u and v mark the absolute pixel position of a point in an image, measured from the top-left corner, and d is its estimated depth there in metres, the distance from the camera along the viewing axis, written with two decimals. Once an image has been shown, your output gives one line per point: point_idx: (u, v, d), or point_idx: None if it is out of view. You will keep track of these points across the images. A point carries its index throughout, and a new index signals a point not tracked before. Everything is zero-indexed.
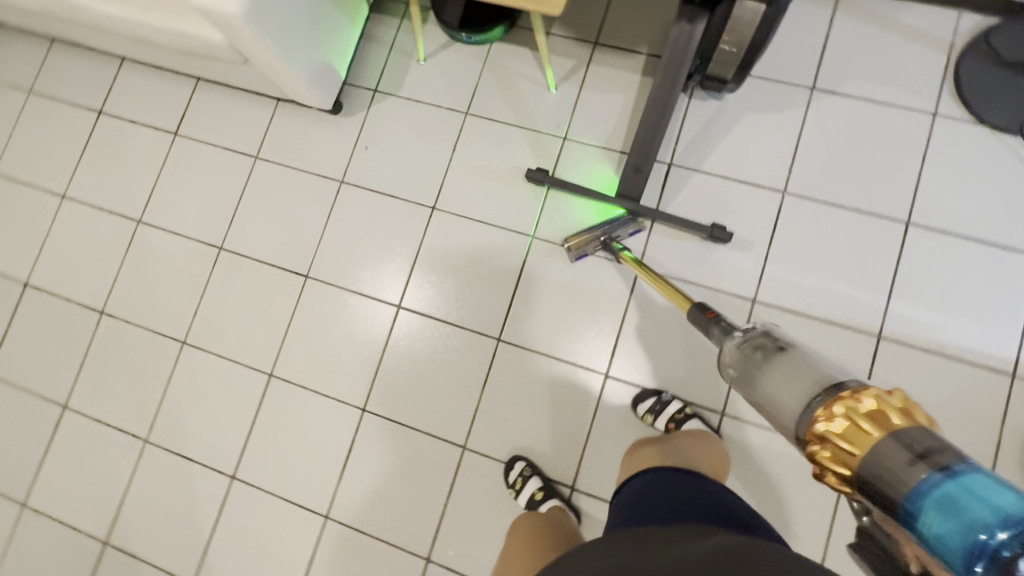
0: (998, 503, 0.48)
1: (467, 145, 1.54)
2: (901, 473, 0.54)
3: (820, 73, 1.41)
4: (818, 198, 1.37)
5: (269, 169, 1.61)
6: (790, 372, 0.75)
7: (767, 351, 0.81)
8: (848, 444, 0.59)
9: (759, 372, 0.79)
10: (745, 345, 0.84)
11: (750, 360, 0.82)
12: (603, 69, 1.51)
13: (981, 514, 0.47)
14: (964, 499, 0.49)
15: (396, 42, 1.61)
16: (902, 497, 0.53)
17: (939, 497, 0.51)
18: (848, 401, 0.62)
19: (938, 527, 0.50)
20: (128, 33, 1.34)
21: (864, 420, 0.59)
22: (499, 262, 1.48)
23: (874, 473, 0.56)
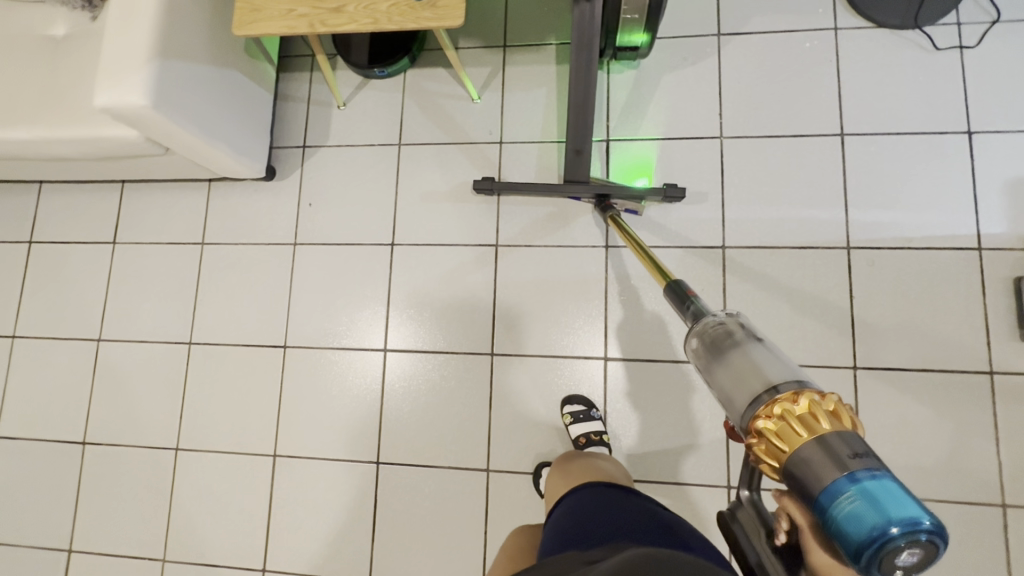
0: (903, 510, 0.47)
1: (408, 175, 1.53)
2: (821, 475, 0.51)
3: (721, 18, 1.46)
4: (754, 134, 1.40)
5: (219, 252, 1.58)
6: (745, 375, 0.60)
7: (725, 340, 0.65)
8: (778, 443, 0.54)
9: (713, 367, 0.64)
10: (701, 332, 0.68)
11: (704, 349, 0.67)
12: (519, 68, 1.53)
13: (872, 519, 0.47)
14: (870, 504, 0.48)
15: (312, 94, 1.60)
16: (818, 495, 0.51)
17: (850, 496, 0.49)
18: (781, 398, 0.55)
19: (844, 518, 0.49)
20: (39, 152, 1.31)
21: (798, 422, 0.53)
22: (471, 278, 1.47)
23: (800, 475, 0.52)
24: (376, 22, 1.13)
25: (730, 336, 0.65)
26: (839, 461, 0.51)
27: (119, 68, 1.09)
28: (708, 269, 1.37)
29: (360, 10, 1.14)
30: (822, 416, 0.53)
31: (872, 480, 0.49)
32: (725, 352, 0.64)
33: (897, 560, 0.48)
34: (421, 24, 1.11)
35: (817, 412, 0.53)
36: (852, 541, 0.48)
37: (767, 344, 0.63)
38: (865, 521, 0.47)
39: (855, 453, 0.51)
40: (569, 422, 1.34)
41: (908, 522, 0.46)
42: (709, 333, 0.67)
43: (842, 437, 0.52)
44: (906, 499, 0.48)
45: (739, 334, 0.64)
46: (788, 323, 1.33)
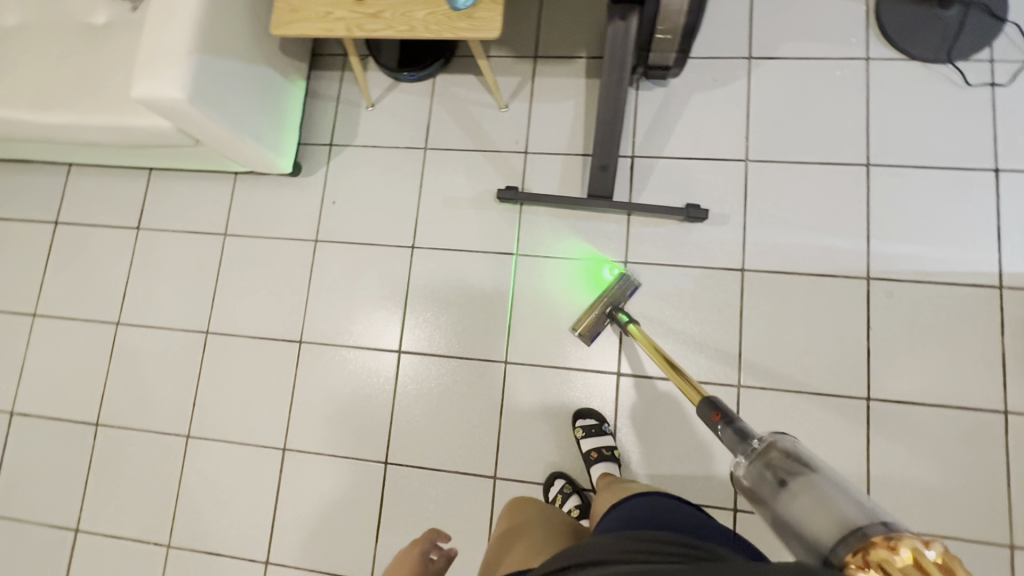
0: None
1: (432, 180, 1.54)
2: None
3: (753, 42, 1.47)
4: (779, 159, 1.41)
5: (241, 244, 1.59)
6: (812, 506, 0.69)
7: (789, 472, 0.75)
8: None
9: (780, 500, 0.74)
10: (760, 462, 0.80)
11: (768, 483, 0.77)
12: (548, 80, 1.55)
13: None
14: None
15: (342, 94, 1.62)
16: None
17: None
18: (878, 543, 0.60)
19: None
20: (72, 138, 1.32)
21: (902, 573, 0.57)
22: (490, 285, 1.48)
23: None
24: (413, 29, 1.13)
25: (793, 467, 0.76)
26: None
27: (158, 61, 1.10)
28: (726, 291, 1.38)
29: (397, 16, 1.14)
30: (930, 570, 0.56)
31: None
32: (791, 485, 0.74)
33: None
34: (458, 34, 1.12)
35: (923, 565, 0.57)
36: None
37: (828, 474, 0.74)
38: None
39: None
40: (580, 436, 1.35)
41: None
42: (771, 466, 0.78)
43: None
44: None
45: (801, 467, 0.75)
46: (804, 350, 1.33)
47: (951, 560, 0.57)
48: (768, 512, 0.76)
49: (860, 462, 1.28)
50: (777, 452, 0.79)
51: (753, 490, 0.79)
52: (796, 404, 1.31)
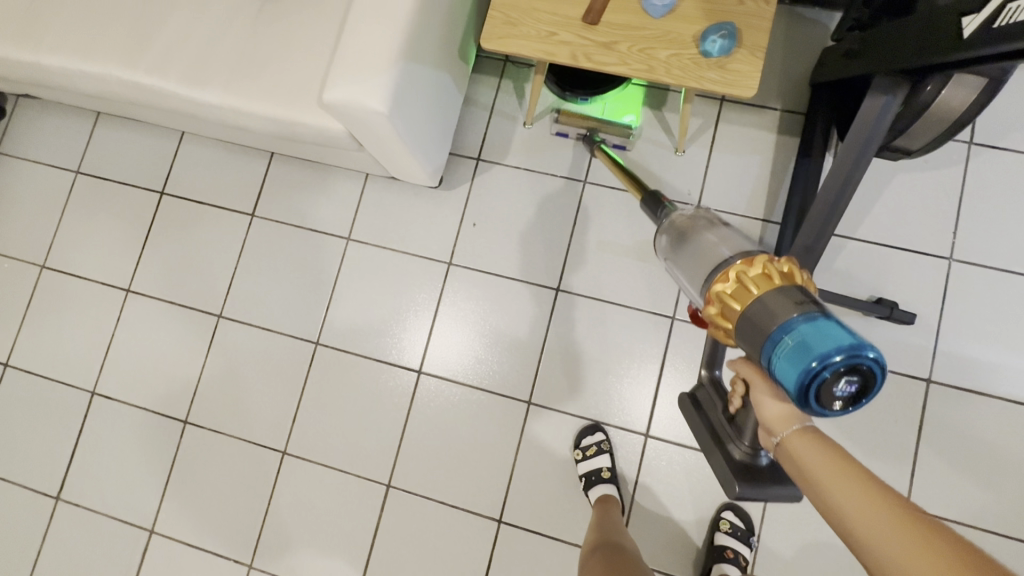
0: (844, 339, 0.52)
1: (589, 219, 1.41)
2: (774, 317, 0.55)
3: (977, 125, 1.31)
4: (987, 265, 1.27)
5: (365, 252, 1.46)
6: (715, 241, 0.68)
7: (695, 226, 0.73)
8: (734, 302, 0.59)
9: (685, 245, 0.72)
10: (675, 223, 0.76)
11: (674, 240, 0.75)
12: (733, 128, 1.39)
13: (823, 346, 0.52)
14: (815, 333, 0.53)
15: (496, 104, 1.47)
16: (763, 345, 0.56)
17: (794, 334, 0.54)
18: (735, 266, 0.61)
19: (784, 359, 0.54)
20: (222, 120, 1.19)
21: (751, 281, 0.58)
22: (636, 345, 1.36)
23: (755, 325, 0.57)
24: (651, 70, 0.98)
25: (700, 224, 0.73)
26: (793, 302, 0.55)
27: (360, 64, 0.96)
28: (905, 400, 1.25)
29: (634, 51, 0.99)
30: (772, 278, 0.58)
31: (811, 322, 0.54)
32: (692, 236, 0.72)
33: (834, 389, 0.53)
34: (706, 85, 0.97)
35: (768, 274, 0.58)
36: (795, 369, 0.53)
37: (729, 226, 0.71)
38: (805, 353, 0.53)
39: (807, 299, 0.56)
40: (725, 530, 1.24)
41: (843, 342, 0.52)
42: (678, 227, 0.76)
43: (794, 290, 0.57)
44: (845, 333, 0.53)
45: (710, 220, 0.73)
46: (982, 479, 1.22)
47: (791, 267, 0.59)
48: (671, 257, 0.75)
49: None
50: (689, 214, 0.77)
51: (663, 252, 0.79)
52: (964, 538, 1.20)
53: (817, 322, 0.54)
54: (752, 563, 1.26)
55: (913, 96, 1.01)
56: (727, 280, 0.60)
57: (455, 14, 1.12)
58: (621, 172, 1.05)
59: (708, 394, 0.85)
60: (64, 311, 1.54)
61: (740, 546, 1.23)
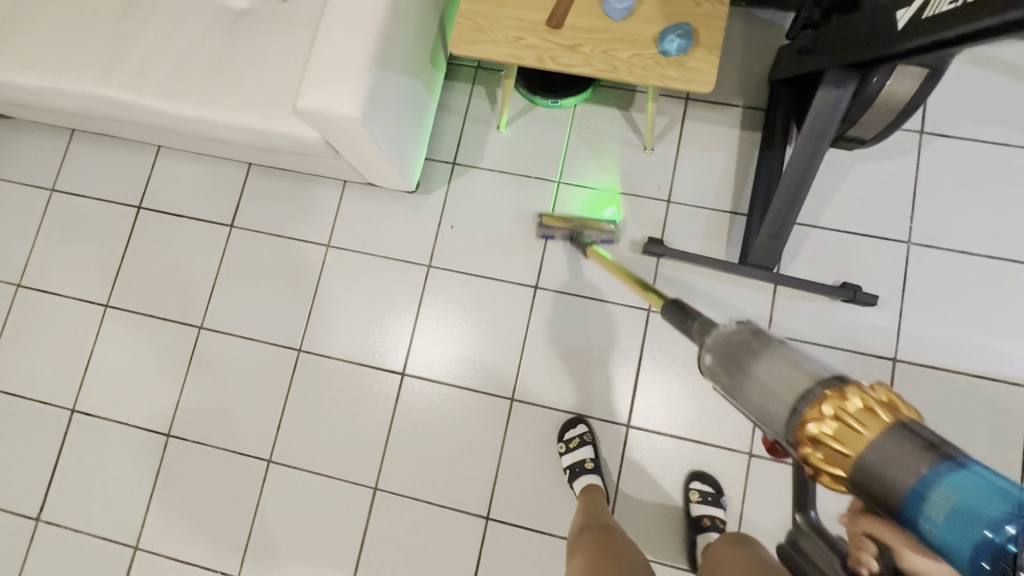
0: (1007, 493, 0.43)
1: (563, 218, 1.45)
2: (909, 470, 0.46)
3: (927, 115, 1.38)
4: (943, 247, 1.33)
5: (345, 258, 1.48)
6: (775, 372, 0.57)
7: (741, 347, 0.61)
8: (849, 442, 0.48)
9: (741, 373, 0.60)
10: (718, 345, 0.65)
11: (721, 360, 0.63)
12: (698, 125, 1.44)
13: (990, 510, 0.43)
14: (969, 494, 0.44)
15: (470, 110, 1.51)
16: (906, 503, 0.46)
17: (944, 496, 0.44)
18: (828, 398, 0.51)
19: (941, 525, 0.44)
20: (198, 132, 1.20)
21: (854, 424, 0.49)
22: (614, 340, 1.39)
23: (886, 478, 0.47)
24: (614, 70, 1.03)
25: (745, 340, 0.62)
26: (923, 448, 0.46)
27: (331, 73, 0.98)
28: (874, 380, 1.30)
29: (597, 53, 1.03)
30: (879, 412, 0.49)
31: (956, 476, 0.45)
32: (747, 353, 0.60)
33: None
34: (667, 83, 1.01)
35: (875, 408, 0.49)
36: (964, 545, 0.43)
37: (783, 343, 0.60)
38: (967, 519, 0.43)
39: (937, 439, 0.47)
40: (697, 500, 1.28)
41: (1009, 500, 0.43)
42: (722, 342, 0.65)
43: (916, 430, 0.48)
44: (1001, 482, 0.44)
45: (759, 334, 0.62)
46: None
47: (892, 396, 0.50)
48: (725, 388, 0.63)
49: None
50: (729, 329, 0.66)
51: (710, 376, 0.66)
52: None
53: (966, 471, 0.45)
54: None
55: (861, 89, 1.06)
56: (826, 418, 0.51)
57: (425, 22, 1.15)
58: (628, 279, 1.02)
59: (817, 544, 0.69)
60: (41, 329, 1.52)
61: (712, 512, 1.27)
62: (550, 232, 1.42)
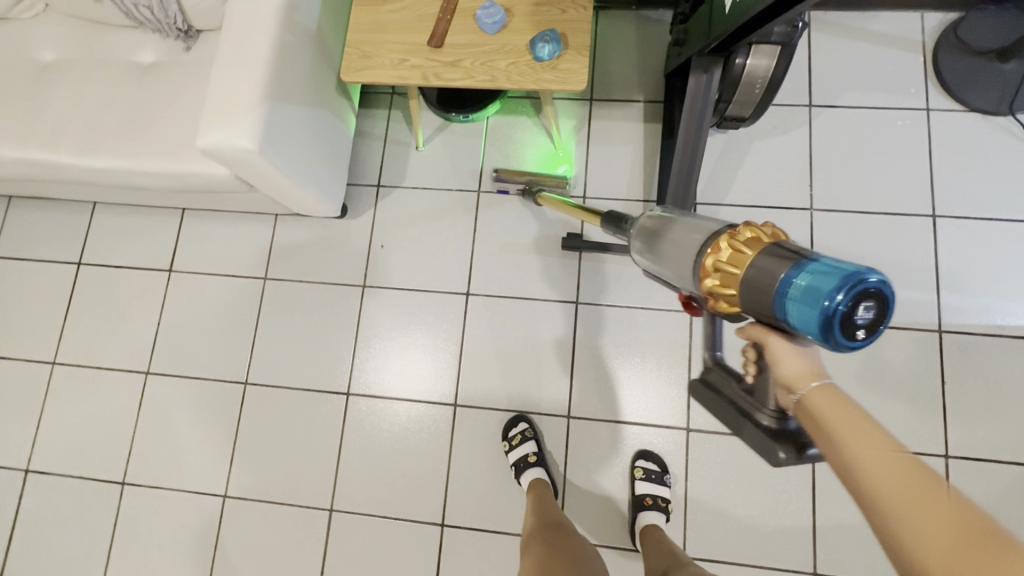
0: (840, 270, 0.46)
1: (487, 224, 1.51)
2: (767, 284, 0.50)
3: (813, 90, 1.47)
4: (843, 210, 1.40)
5: (283, 289, 1.53)
6: (682, 236, 0.63)
7: (661, 226, 0.69)
8: (728, 275, 0.53)
9: (660, 247, 0.67)
10: (642, 232, 0.72)
11: (648, 247, 0.70)
12: (604, 122, 1.52)
13: (826, 285, 0.46)
14: (815, 276, 0.47)
15: (389, 133, 1.58)
16: (771, 308, 0.50)
17: (796, 284, 0.48)
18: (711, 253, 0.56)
19: (797, 309, 0.48)
20: (117, 182, 1.26)
21: (736, 251, 0.53)
22: (548, 334, 1.44)
23: (755, 293, 0.51)
24: (493, 79, 1.10)
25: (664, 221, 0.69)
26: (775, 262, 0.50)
27: (229, 111, 1.06)
28: None
29: (477, 65, 1.11)
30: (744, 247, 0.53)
31: (808, 269, 0.48)
32: (664, 233, 0.67)
33: (856, 319, 0.46)
34: (542, 85, 1.09)
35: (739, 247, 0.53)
36: (810, 320, 0.47)
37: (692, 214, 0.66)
38: (814, 300, 0.46)
39: (793, 250, 0.51)
40: (639, 478, 1.31)
41: (843, 274, 0.46)
42: (648, 232, 0.71)
43: (780, 247, 0.51)
44: (839, 264, 0.47)
45: (677, 213, 0.68)
46: (874, 401, 1.31)
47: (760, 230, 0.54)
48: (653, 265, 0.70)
49: None
50: (649, 221, 0.72)
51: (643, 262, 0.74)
52: None
53: (811, 264, 0.48)
54: (683, 519, 1.33)
55: (727, 71, 1.15)
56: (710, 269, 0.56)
57: (322, 56, 1.23)
58: (577, 210, 1.06)
59: (721, 375, 0.73)
60: None
61: (657, 490, 1.30)
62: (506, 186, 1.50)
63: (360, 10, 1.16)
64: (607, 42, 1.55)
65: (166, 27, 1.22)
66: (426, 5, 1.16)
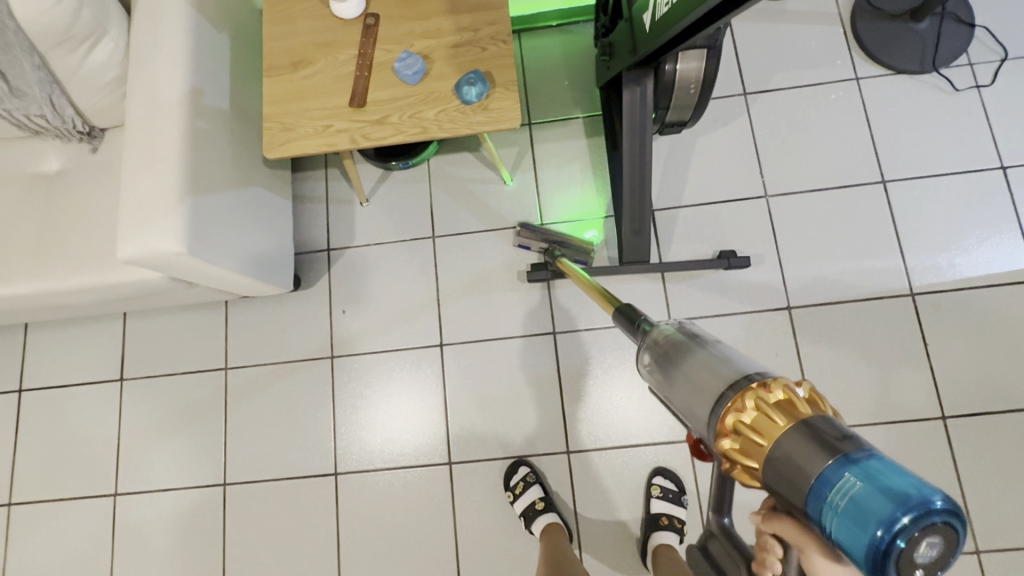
0: (901, 484, 0.37)
1: (448, 270, 1.45)
2: (805, 465, 0.41)
3: (745, 78, 1.47)
4: (797, 191, 1.40)
5: (246, 376, 1.44)
6: (702, 372, 0.51)
7: (682, 348, 0.55)
8: (763, 433, 0.44)
9: (674, 377, 0.54)
10: (657, 344, 0.58)
11: (658, 358, 0.57)
12: (548, 145, 1.49)
13: (880, 505, 0.36)
14: (865, 489, 0.38)
15: (330, 193, 1.51)
16: (807, 499, 0.41)
17: (840, 490, 0.39)
18: (748, 388, 0.47)
19: (840, 519, 0.38)
20: (41, 305, 1.16)
21: (776, 411, 0.44)
22: (532, 371, 1.39)
23: (789, 478, 0.42)
24: (425, 131, 1.05)
25: (685, 341, 0.56)
26: (817, 439, 0.41)
27: (147, 216, 0.98)
28: (777, 332, 1.34)
29: (405, 119, 1.06)
30: (800, 405, 0.44)
31: (855, 471, 0.39)
32: (680, 353, 0.54)
33: (916, 558, 0.37)
34: (476, 128, 1.04)
35: (795, 400, 0.44)
36: (856, 543, 0.37)
37: (716, 345, 0.54)
38: (861, 518, 0.37)
39: (843, 434, 0.42)
40: (657, 496, 1.28)
41: (905, 497, 0.36)
42: (660, 341, 0.58)
43: (818, 427, 0.42)
44: (900, 476, 0.38)
45: (696, 340, 0.55)
46: (864, 376, 1.31)
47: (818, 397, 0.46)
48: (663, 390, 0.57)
49: (949, 480, 1.25)
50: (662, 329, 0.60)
51: (648, 374, 0.60)
52: (871, 435, 1.28)
53: (860, 467, 0.39)
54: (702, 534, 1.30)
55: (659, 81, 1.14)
56: (744, 402, 0.46)
57: (241, 135, 1.17)
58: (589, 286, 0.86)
59: None
60: None
61: (676, 513, 1.26)
62: (527, 243, 1.40)
63: (272, 82, 1.10)
64: (535, 64, 1.53)
65: (66, 133, 1.14)
66: (341, 64, 1.10)
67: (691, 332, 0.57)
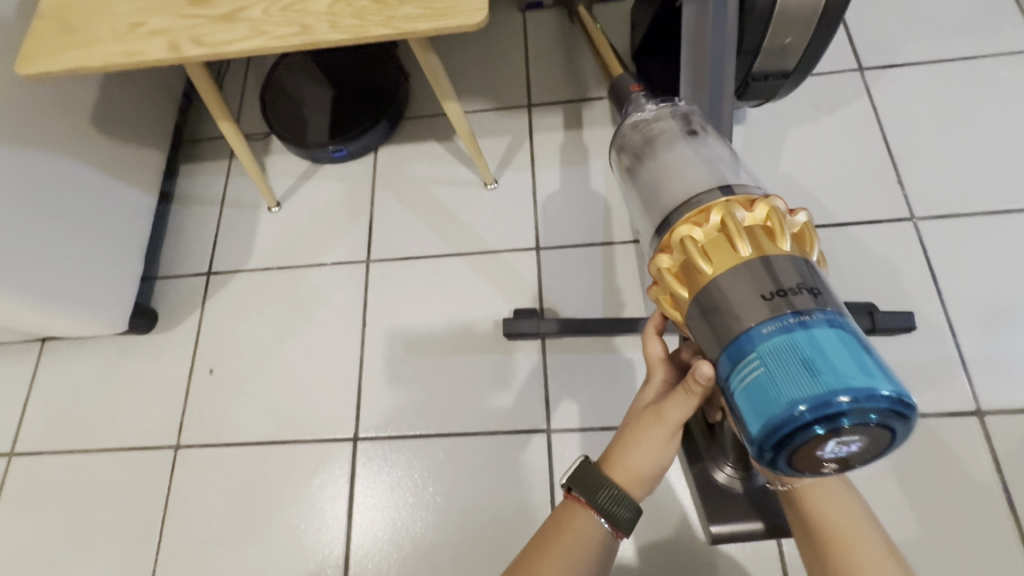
0: (836, 367, 0.31)
1: (384, 312, 0.91)
2: (736, 312, 0.35)
3: (859, 48, 0.97)
4: (965, 213, 0.84)
5: (37, 469, 0.87)
6: (678, 169, 0.46)
7: (656, 138, 0.50)
8: (705, 260, 0.37)
9: (639, 171, 0.50)
10: (639, 125, 0.52)
11: (630, 153, 0.52)
12: (553, 134, 0.99)
13: (800, 380, 0.31)
14: (791, 362, 0.32)
15: (228, 192, 1.03)
16: (717, 356, 0.36)
17: (760, 354, 0.33)
18: (726, 201, 0.39)
19: (749, 391, 0.33)
20: None
21: (738, 233, 0.36)
22: (504, 494, 0.79)
23: (709, 320, 0.36)
24: (307, 30, 0.55)
25: (668, 132, 0.50)
26: (761, 289, 0.35)
27: None
28: (961, 456, 0.72)
29: (273, 12, 0.57)
30: (782, 234, 0.37)
31: (786, 335, 0.33)
32: (655, 147, 0.50)
33: (820, 449, 0.32)
34: (401, 26, 0.54)
35: (778, 226, 0.37)
36: (754, 419, 0.33)
37: (701, 142, 0.49)
38: (770, 390, 0.32)
39: (803, 285, 0.35)
40: None
41: (834, 377, 0.31)
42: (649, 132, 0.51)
43: (775, 267, 0.35)
44: (843, 354, 0.32)
45: (681, 136, 0.49)
46: None
47: (803, 229, 0.39)
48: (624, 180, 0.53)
49: None
50: (649, 114, 0.53)
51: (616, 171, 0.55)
52: None
53: (799, 333, 0.33)
54: None
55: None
56: (710, 216, 0.39)
57: (11, 61, 0.72)
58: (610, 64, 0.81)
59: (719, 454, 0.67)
60: None
61: None
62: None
63: None
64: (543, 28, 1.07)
65: None
66: None
67: (685, 123, 0.51)
